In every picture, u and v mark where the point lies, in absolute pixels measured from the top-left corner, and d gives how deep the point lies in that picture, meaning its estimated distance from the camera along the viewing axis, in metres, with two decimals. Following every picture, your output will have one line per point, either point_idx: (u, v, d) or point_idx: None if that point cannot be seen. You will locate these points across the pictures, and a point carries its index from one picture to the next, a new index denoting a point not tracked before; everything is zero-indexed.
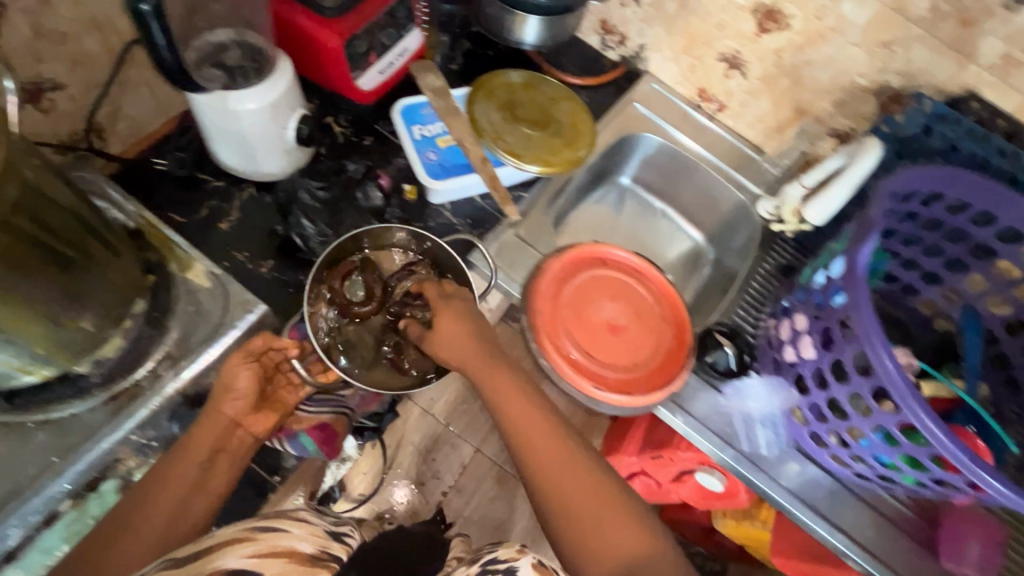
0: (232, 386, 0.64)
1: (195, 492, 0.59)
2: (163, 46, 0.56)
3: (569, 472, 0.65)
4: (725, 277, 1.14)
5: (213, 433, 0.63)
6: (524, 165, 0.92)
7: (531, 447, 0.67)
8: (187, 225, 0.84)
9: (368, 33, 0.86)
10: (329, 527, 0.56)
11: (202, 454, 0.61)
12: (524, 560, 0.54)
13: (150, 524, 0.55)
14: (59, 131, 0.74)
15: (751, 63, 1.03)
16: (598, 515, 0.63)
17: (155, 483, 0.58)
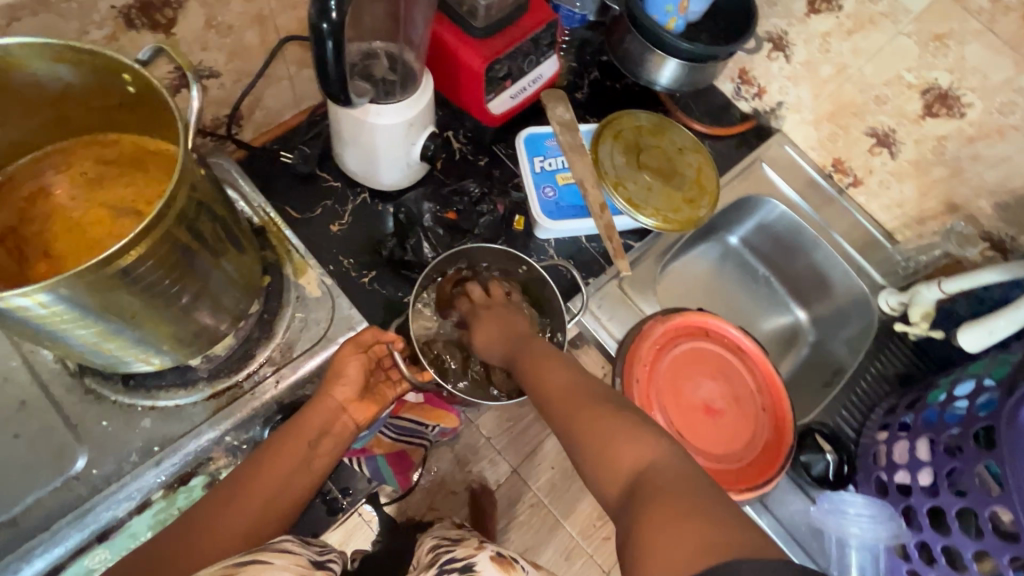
0: (343, 371, 0.66)
1: (287, 486, 0.59)
2: (333, 64, 0.55)
3: (589, 409, 0.59)
4: (828, 364, 1.07)
5: (321, 415, 0.64)
6: (641, 217, 0.88)
7: (558, 389, 0.64)
8: (301, 222, 0.85)
9: (511, 57, 0.84)
10: (310, 558, 0.51)
11: (312, 432, 0.63)
12: (482, 556, 0.53)
13: (239, 513, 0.55)
14: (205, 115, 0.75)
15: (904, 144, 0.95)
16: (609, 436, 0.55)
17: (255, 469, 0.59)
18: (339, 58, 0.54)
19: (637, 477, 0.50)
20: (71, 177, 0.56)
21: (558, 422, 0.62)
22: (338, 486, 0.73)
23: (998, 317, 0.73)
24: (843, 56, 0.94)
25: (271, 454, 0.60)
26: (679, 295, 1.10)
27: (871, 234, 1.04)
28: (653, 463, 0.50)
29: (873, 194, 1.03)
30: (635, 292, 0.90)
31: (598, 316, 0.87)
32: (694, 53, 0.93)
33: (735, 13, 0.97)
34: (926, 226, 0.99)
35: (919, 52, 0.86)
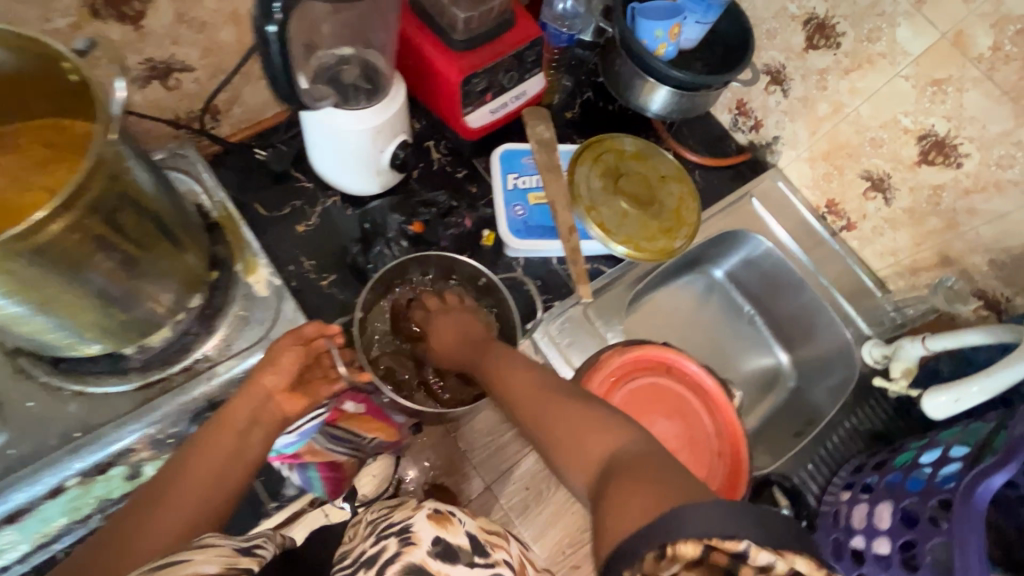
0: (277, 361, 0.62)
1: (225, 476, 0.53)
2: (277, 60, 0.54)
3: (551, 401, 0.56)
4: (804, 412, 1.02)
5: (248, 404, 0.59)
6: (612, 243, 0.85)
7: (522, 387, 0.62)
8: (268, 219, 0.85)
9: (490, 72, 0.83)
10: (237, 545, 0.45)
11: (240, 419, 0.58)
12: (419, 516, 0.47)
13: (168, 518, 0.48)
14: (178, 107, 0.76)
15: (899, 191, 0.90)
16: (578, 426, 0.52)
17: (180, 469, 0.53)
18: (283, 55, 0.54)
19: (607, 465, 0.47)
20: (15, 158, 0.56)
21: (523, 419, 0.59)
22: (267, 492, 0.71)
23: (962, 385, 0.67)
24: (840, 95, 0.90)
25: (195, 450, 0.54)
26: (656, 327, 1.06)
27: (861, 281, 1.00)
28: (623, 448, 0.48)
29: (866, 240, 0.99)
30: (600, 319, 0.88)
31: (557, 341, 0.85)
32: (685, 82, 0.91)
33: (734, 43, 0.95)
34: (919, 278, 0.94)
35: (915, 96, 0.82)
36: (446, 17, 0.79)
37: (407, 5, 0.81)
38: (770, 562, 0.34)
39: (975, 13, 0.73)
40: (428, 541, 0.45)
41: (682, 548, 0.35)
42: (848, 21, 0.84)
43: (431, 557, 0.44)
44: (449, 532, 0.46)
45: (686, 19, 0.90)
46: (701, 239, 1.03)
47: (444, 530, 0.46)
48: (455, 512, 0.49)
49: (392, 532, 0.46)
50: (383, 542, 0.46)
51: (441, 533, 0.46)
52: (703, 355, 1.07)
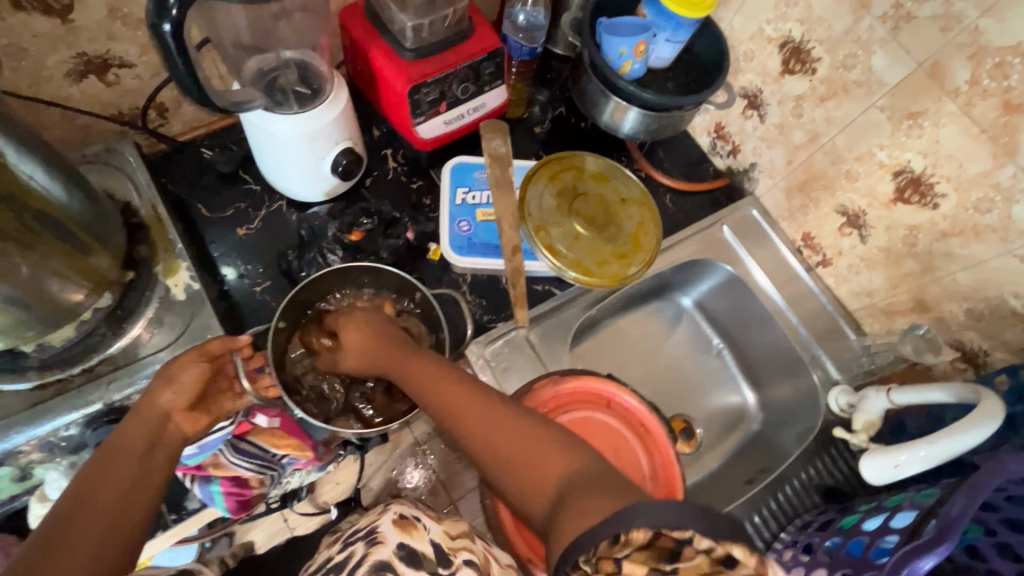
0: (175, 380, 0.58)
1: (129, 510, 0.50)
2: (180, 62, 0.53)
3: (491, 417, 0.53)
4: (766, 457, 0.95)
5: (143, 428, 0.55)
6: (559, 267, 0.81)
7: (458, 402, 0.56)
8: (209, 220, 0.83)
9: (442, 82, 0.80)
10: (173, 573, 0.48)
11: (139, 443, 0.54)
12: (385, 518, 0.52)
13: (76, 553, 0.44)
14: (119, 103, 0.75)
15: (874, 229, 0.84)
16: (529, 445, 0.50)
17: (85, 498, 0.48)
18: (183, 56, 0.52)
19: (562, 486, 0.46)
20: None
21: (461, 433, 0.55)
22: (168, 503, 0.71)
23: (907, 449, 0.63)
24: (816, 123, 0.85)
25: (93, 477, 0.50)
26: (612, 354, 1.00)
27: (834, 320, 0.93)
28: (579, 469, 0.47)
29: (841, 278, 0.92)
30: (542, 345, 0.84)
31: (492, 364, 0.81)
32: (654, 102, 0.86)
33: (709, 65, 0.90)
34: (894, 322, 0.87)
35: (890, 129, 0.77)
36: (396, 24, 0.77)
37: (360, 11, 0.79)
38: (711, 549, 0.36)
39: (952, 43, 0.67)
40: (394, 543, 0.49)
41: (633, 536, 0.37)
42: (823, 46, 0.79)
43: (397, 556, 0.48)
44: (413, 537, 0.50)
45: (656, 38, 0.85)
46: (667, 264, 0.96)
47: (408, 536, 0.50)
48: (420, 518, 0.53)
49: (359, 538, 0.51)
50: (351, 548, 0.51)
51: (405, 539, 0.50)
52: (662, 386, 1.01)
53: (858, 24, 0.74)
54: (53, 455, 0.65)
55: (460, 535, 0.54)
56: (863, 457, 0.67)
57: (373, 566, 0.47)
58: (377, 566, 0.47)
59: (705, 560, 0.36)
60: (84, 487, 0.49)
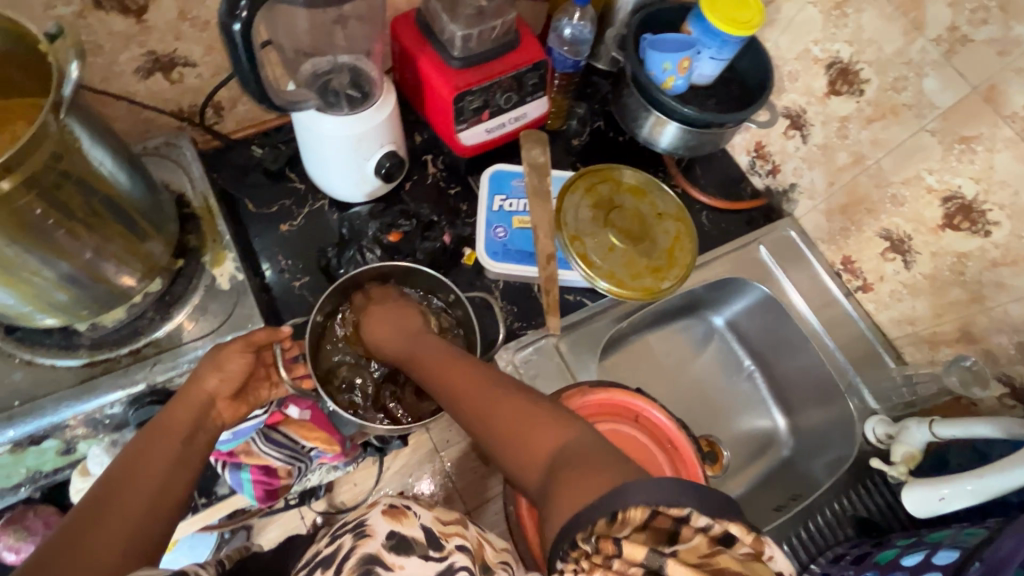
0: (222, 367, 0.60)
1: (169, 491, 0.50)
2: (243, 57, 0.55)
3: (493, 397, 0.53)
4: (795, 484, 0.92)
5: (191, 411, 0.57)
6: (592, 277, 0.81)
7: (468, 386, 0.57)
8: (255, 215, 0.86)
9: (486, 91, 0.82)
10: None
11: (184, 426, 0.55)
12: (375, 510, 0.49)
13: (120, 523, 0.45)
14: (180, 100, 0.79)
15: (920, 255, 0.82)
16: (523, 421, 0.49)
17: (128, 475, 0.49)
18: (247, 51, 0.54)
19: (556, 458, 0.45)
20: None
21: (466, 412, 0.55)
22: (200, 487, 0.73)
23: (952, 483, 0.62)
24: (861, 145, 0.84)
25: (135, 456, 0.51)
26: (640, 370, 0.98)
27: (873, 347, 0.91)
28: (573, 442, 0.45)
29: (882, 304, 0.90)
30: (572, 356, 0.83)
31: (521, 370, 0.81)
32: (695, 118, 0.86)
33: (752, 84, 0.90)
34: (938, 352, 0.84)
35: (941, 153, 0.75)
36: (445, 33, 0.79)
37: (411, 20, 0.81)
38: (708, 525, 0.35)
39: (1010, 67, 0.66)
40: (382, 535, 0.46)
41: (631, 515, 0.36)
42: (872, 67, 0.78)
43: (386, 547, 0.46)
44: (404, 525, 0.48)
45: (700, 55, 0.85)
46: (701, 281, 0.95)
47: (399, 523, 0.48)
48: (412, 506, 0.51)
49: (348, 530, 0.48)
50: (339, 540, 0.48)
51: (396, 527, 0.48)
52: (689, 406, 0.99)
53: (911, 46, 0.74)
54: (96, 432, 0.68)
55: (452, 522, 0.52)
56: (905, 489, 0.64)
57: (362, 560, 0.44)
58: (367, 561, 0.44)
59: (702, 539, 0.35)
60: (125, 466, 0.50)
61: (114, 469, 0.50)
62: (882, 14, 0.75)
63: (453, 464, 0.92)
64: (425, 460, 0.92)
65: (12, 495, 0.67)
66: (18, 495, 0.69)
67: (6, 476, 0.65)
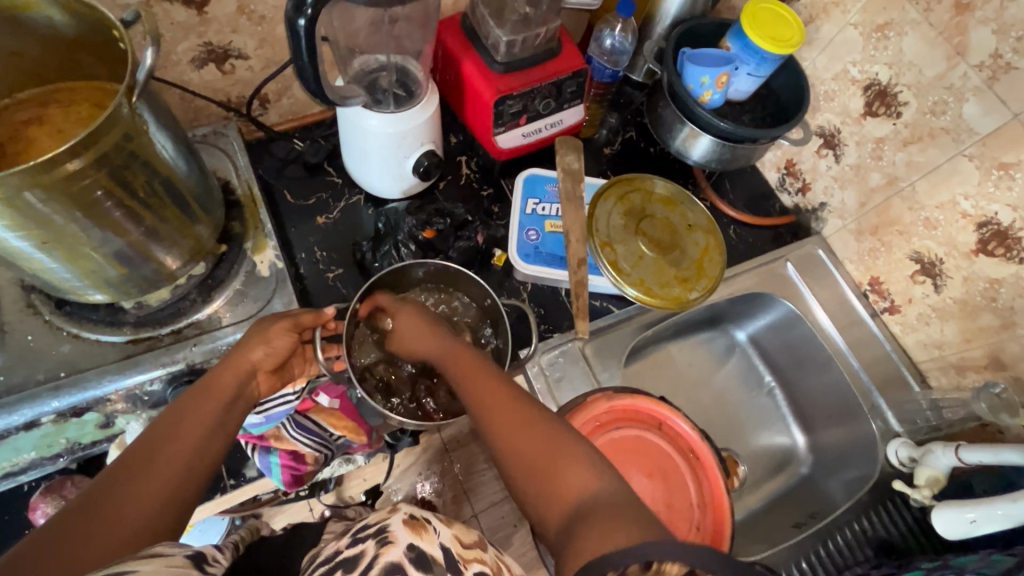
0: (269, 341, 0.61)
1: (207, 451, 0.51)
2: (303, 47, 0.57)
3: (517, 424, 0.52)
4: (813, 503, 0.92)
5: (236, 377, 0.58)
6: (622, 284, 0.82)
7: (493, 407, 0.54)
8: (293, 205, 0.88)
9: (527, 96, 0.83)
10: (189, 553, 0.42)
11: (229, 389, 0.57)
12: (395, 518, 0.44)
13: (153, 484, 0.46)
14: (230, 90, 0.81)
15: (951, 279, 0.82)
16: (546, 460, 0.49)
17: (174, 431, 0.50)
18: (308, 38, 0.56)
19: (582, 506, 0.45)
20: (65, 113, 0.61)
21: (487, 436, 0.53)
22: (228, 468, 0.75)
23: (983, 507, 0.65)
24: (896, 167, 0.84)
25: (182, 412, 0.52)
26: (661, 380, 0.98)
27: (898, 369, 0.91)
28: (601, 493, 0.46)
29: (909, 326, 0.90)
30: (596, 359, 0.85)
31: (547, 372, 0.82)
32: (730, 132, 0.86)
33: (788, 102, 0.91)
34: (965, 378, 0.84)
35: (978, 178, 0.75)
36: (490, 38, 0.80)
37: (456, 24, 0.83)
38: None
39: None
40: (405, 544, 0.42)
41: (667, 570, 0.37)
42: (911, 90, 0.79)
43: (408, 559, 0.41)
44: (425, 540, 0.43)
45: (738, 71, 0.86)
46: (726, 294, 0.95)
47: (419, 537, 0.43)
48: (432, 519, 0.46)
49: (369, 535, 0.43)
50: (361, 545, 0.43)
51: (418, 540, 0.43)
52: (709, 419, 0.98)
53: (952, 72, 0.74)
54: (135, 408, 0.70)
55: (472, 544, 0.46)
56: (935, 512, 0.69)
57: (384, 569, 0.40)
58: (388, 570, 0.40)
59: None
60: (173, 421, 0.51)
61: (161, 422, 0.51)
62: (924, 38, 0.75)
63: (461, 465, 0.92)
64: (434, 461, 0.92)
65: (50, 465, 0.69)
66: (55, 466, 0.70)
67: (47, 446, 0.67)
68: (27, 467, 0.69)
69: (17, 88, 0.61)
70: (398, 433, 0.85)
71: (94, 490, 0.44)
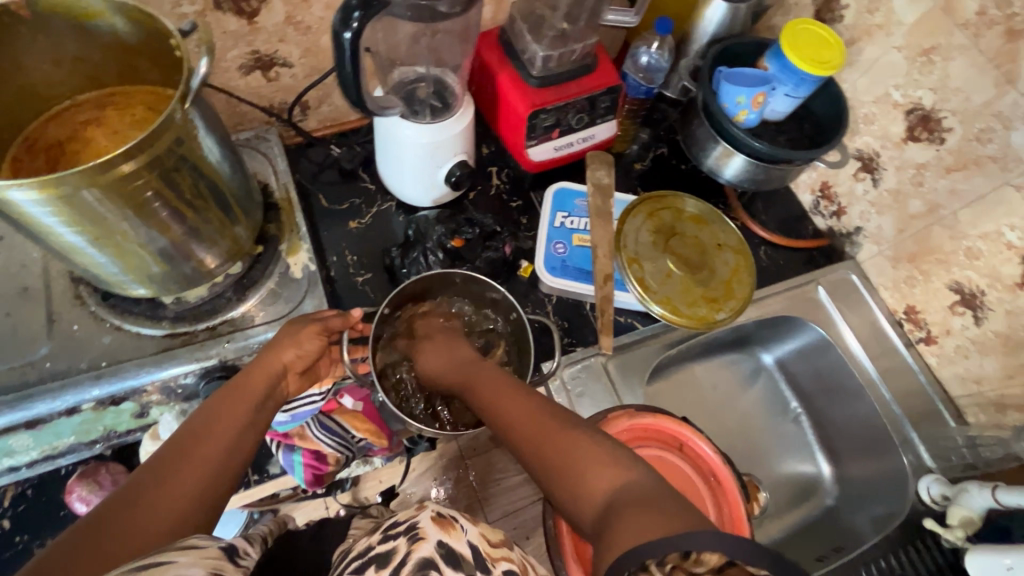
0: (300, 344, 0.64)
1: (239, 450, 0.52)
2: (346, 58, 0.59)
3: (547, 431, 0.52)
4: (838, 536, 0.89)
5: (265, 379, 0.60)
6: (648, 301, 0.82)
7: (523, 421, 0.54)
8: (327, 209, 0.90)
9: (560, 110, 0.84)
10: (222, 546, 0.43)
11: (259, 391, 0.58)
12: (424, 514, 0.45)
13: (190, 478, 0.47)
14: (273, 97, 0.84)
15: (993, 311, 0.79)
16: (575, 460, 0.48)
17: (206, 431, 0.52)
18: (352, 50, 0.58)
19: (613, 497, 0.44)
20: (121, 115, 0.64)
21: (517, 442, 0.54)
22: (253, 464, 0.76)
23: (1015, 553, 0.62)
24: (938, 195, 0.82)
25: (215, 411, 0.54)
26: (684, 400, 0.96)
27: (932, 403, 0.88)
28: (632, 483, 0.44)
29: (946, 359, 0.87)
30: (620, 377, 0.84)
31: (568, 386, 0.82)
32: (765, 152, 0.85)
33: (825, 124, 0.90)
34: (1005, 416, 0.81)
35: None
36: (527, 53, 0.81)
37: (494, 38, 0.85)
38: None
39: None
40: (434, 540, 0.42)
41: (706, 557, 0.34)
42: (957, 117, 0.77)
43: (439, 554, 0.41)
44: (453, 537, 0.43)
45: (775, 91, 0.85)
46: (755, 316, 0.93)
47: (448, 534, 0.43)
48: (459, 518, 0.45)
49: (399, 532, 0.44)
50: (392, 541, 0.43)
51: (446, 538, 0.43)
52: (731, 442, 0.96)
53: (1000, 99, 0.72)
54: (168, 400, 0.72)
55: (499, 542, 0.46)
56: (969, 554, 0.66)
57: (417, 566, 0.40)
58: (422, 566, 0.40)
59: None
60: (206, 420, 0.53)
61: (194, 422, 0.52)
62: (972, 63, 0.74)
63: (476, 473, 0.93)
64: (449, 467, 0.92)
65: (87, 450, 0.72)
66: (90, 453, 0.73)
67: (84, 432, 0.70)
68: (63, 452, 0.72)
69: (77, 91, 0.65)
70: (416, 438, 0.87)
71: (129, 486, 0.45)
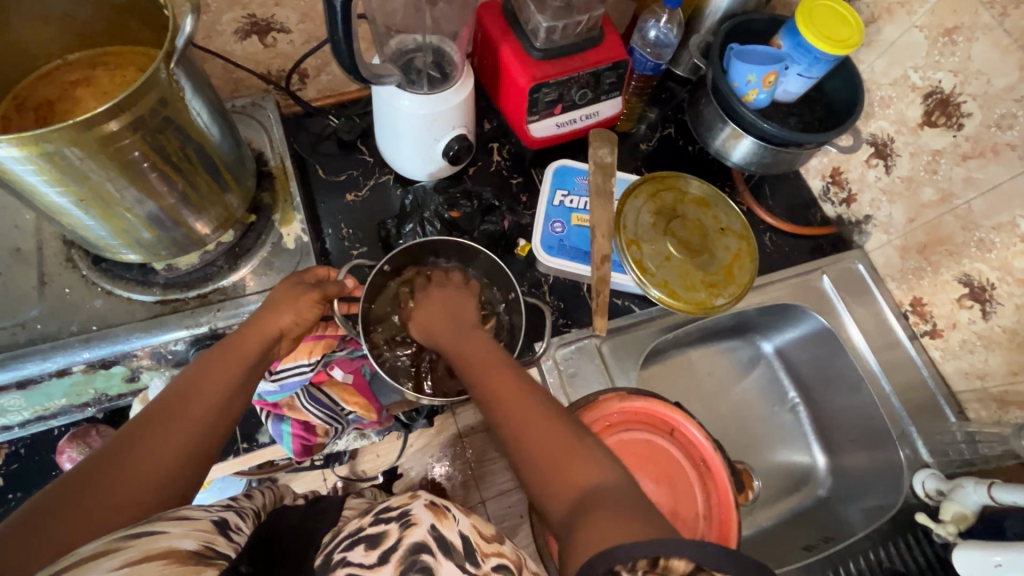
0: (299, 311, 0.62)
1: (228, 412, 0.50)
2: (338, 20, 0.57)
3: (536, 416, 0.50)
4: (827, 526, 0.89)
5: (261, 339, 0.58)
6: (646, 284, 0.80)
7: (508, 398, 0.52)
8: (325, 181, 0.89)
9: (564, 84, 0.81)
10: (214, 519, 0.42)
11: (254, 350, 0.57)
12: (418, 502, 0.43)
13: (173, 441, 0.45)
14: (270, 64, 0.82)
15: (1002, 305, 0.76)
16: (563, 451, 0.47)
17: (196, 387, 0.50)
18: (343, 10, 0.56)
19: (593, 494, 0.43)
20: (111, 76, 0.63)
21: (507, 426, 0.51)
22: (242, 432, 0.78)
23: (1006, 551, 0.61)
24: (952, 183, 0.79)
25: (204, 370, 0.52)
26: (678, 385, 0.95)
27: (934, 397, 0.86)
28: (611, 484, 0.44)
29: (950, 353, 0.85)
30: (613, 359, 0.83)
31: (561, 367, 0.82)
32: (775, 135, 0.81)
33: (838, 107, 0.86)
34: (1007, 413, 0.79)
35: None
36: (531, 23, 0.78)
37: (498, 7, 0.82)
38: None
39: None
40: (428, 525, 0.41)
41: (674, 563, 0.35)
42: (977, 101, 0.74)
43: (432, 539, 0.41)
44: (446, 525, 0.42)
45: (787, 70, 0.81)
46: (756, 303, 0.92)
47: (441, 521, 0.42)
48: (451, 507, 0.45)
49: (393, 517, 0.43)
50: (384, 526, 0.42)
51: (439, 524, 0.42)
52: (726, 429, 0.95)
53: None
54: (158, 365, 0.73)
55: (491, 537, 0.45)
56: (958, 551, 0.65)
57: (409, 551, 0.39)
58: (413, 551, 0.39)
59: None
60: (194, 378, 0.50)
61: (183, 379, 0.50)
62: (995, 44, 0.70)
63: (474, 451, 0.92)
64: (447, 444, 0.92)
65: (78, 412, 0.74)
66: (83, 414, 0.75)
67: (75, 394, 0.71)
68: (57, 411, 0.73)
69: (67, 51, 0.64)
70: (414, 414, 0.85)
71: (114, 446, 0.43)
